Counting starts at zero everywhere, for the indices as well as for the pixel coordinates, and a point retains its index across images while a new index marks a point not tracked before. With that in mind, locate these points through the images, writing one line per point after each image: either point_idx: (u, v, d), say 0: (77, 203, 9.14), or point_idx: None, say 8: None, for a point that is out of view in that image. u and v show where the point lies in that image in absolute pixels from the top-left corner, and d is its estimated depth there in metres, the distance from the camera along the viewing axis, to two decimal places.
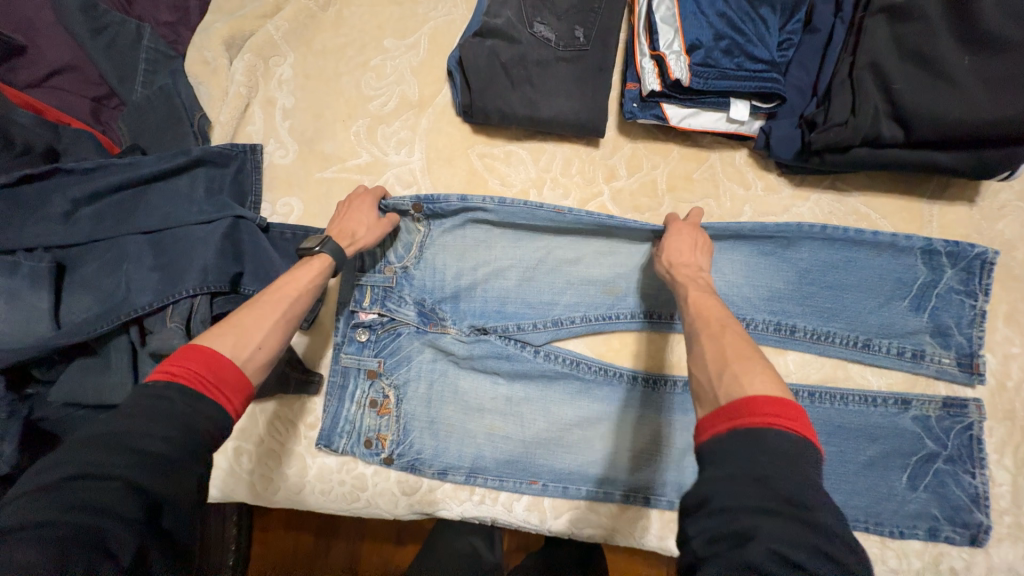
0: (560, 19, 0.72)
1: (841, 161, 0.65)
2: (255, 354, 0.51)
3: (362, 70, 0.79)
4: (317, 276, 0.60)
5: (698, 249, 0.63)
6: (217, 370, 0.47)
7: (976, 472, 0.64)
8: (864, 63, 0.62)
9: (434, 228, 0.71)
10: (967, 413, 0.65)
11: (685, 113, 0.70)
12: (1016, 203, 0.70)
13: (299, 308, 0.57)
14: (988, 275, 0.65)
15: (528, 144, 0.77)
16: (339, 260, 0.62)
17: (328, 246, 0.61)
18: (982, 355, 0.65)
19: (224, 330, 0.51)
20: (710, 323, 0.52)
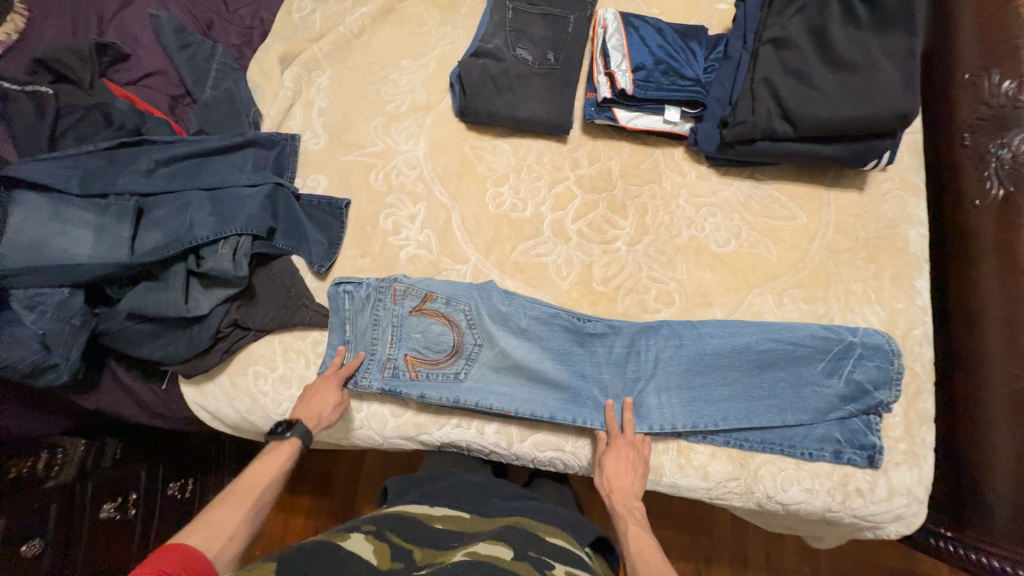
0: (536, 47, 0.94)
1: (749, 151, 0.84)
2: (226, 545, 0.62)
3: (383, 82, 1.01)
4: (285, 461, 0.73)
5: (632, 471, 0.76)
6: (193, 567, 0.56)
7: (872, 414, 0.76)
8: (760, 78, 0.82)
9: (400, 352, 0.84)
10: (886, 361, 0.75)
11: (632, 115, 0.91)
12: (896, 190, 0.87)
13: (266, 496, 0.69)
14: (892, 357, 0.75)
15: (510, 139, 0.96)
16: (307, 439, 0.75)
17: (297, 432, 0.74)
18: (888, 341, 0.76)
19: (196, 528, 0.62)
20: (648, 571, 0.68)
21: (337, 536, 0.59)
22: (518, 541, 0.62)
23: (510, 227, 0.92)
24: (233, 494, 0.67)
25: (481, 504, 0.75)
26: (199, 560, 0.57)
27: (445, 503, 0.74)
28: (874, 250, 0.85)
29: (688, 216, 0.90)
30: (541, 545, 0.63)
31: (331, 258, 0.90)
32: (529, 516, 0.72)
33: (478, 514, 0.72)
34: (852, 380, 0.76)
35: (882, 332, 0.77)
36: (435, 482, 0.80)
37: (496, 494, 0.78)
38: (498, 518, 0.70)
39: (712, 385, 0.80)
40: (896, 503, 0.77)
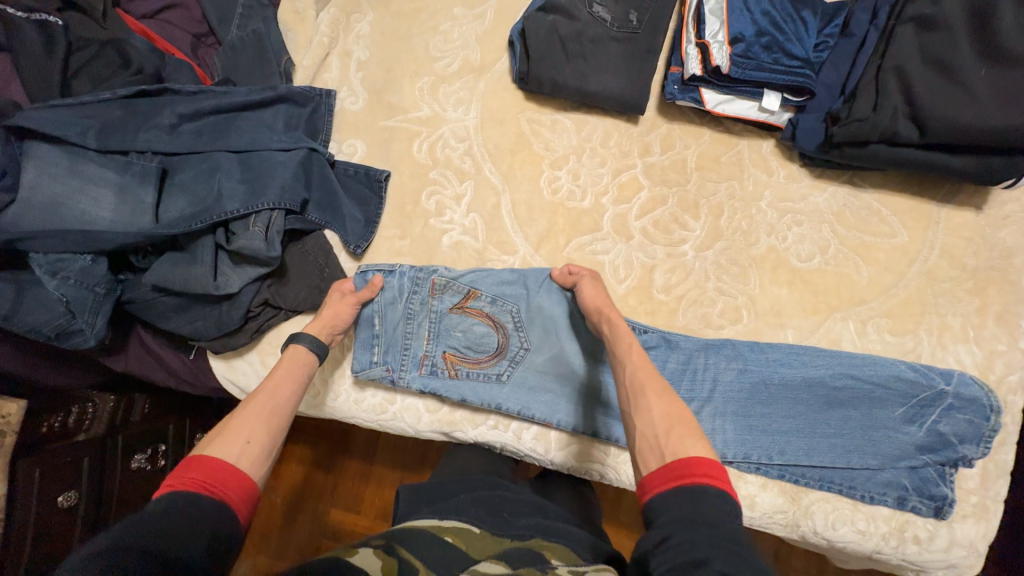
0: (617, 4, 0.79)
1: (860, 155, 0.72)
2: (246, 448, 0.54)
3: (432, 33, 0.87)
4: (298, 367, 0.67)
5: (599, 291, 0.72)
6: (218, 475, 0.50)
7: (948, 467, 0.71)
8: (890, 66, 0.69)
9: (439, 348, 0.78)
10: (982, 417, 0.68)
11: (721, 99, 0.78)
12: (1021, 214, 0.75)
13: (282, 406, 0.61)
14: (991, 416, 0.68)
15: (574, 115, 0.85)
16: (321, 353, 0.70)
17: (303, 338, 0.70)
18: (989, 395, 0.68)
19: (215, 439, 0.54)
20: (649, 375, 0.58)
21: (344, 552, 0.55)
22: (519, 559, 0.56)
23: (566, 218, 0.83)
24: (252, 405, 0.59)
25: (495, 520, 0.64)
26: (223, 468, 0.50)
27: (454, 516, 0.64)
28: (981, 281, 0.74)
29: (769, 222, 0.79)
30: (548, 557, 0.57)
31: (367, 237, 0.82)
32: (541, 538, 0.62)
33: (490, 534, 0.61)
34: (934, 429, 0.69)
35: (981, 383, 0.69)
36: (449, 498, 0.70)
37: (511, 509, 0.68)
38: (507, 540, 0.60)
39: (778, 419, 0.73)
40: (954, 553, 0.72)
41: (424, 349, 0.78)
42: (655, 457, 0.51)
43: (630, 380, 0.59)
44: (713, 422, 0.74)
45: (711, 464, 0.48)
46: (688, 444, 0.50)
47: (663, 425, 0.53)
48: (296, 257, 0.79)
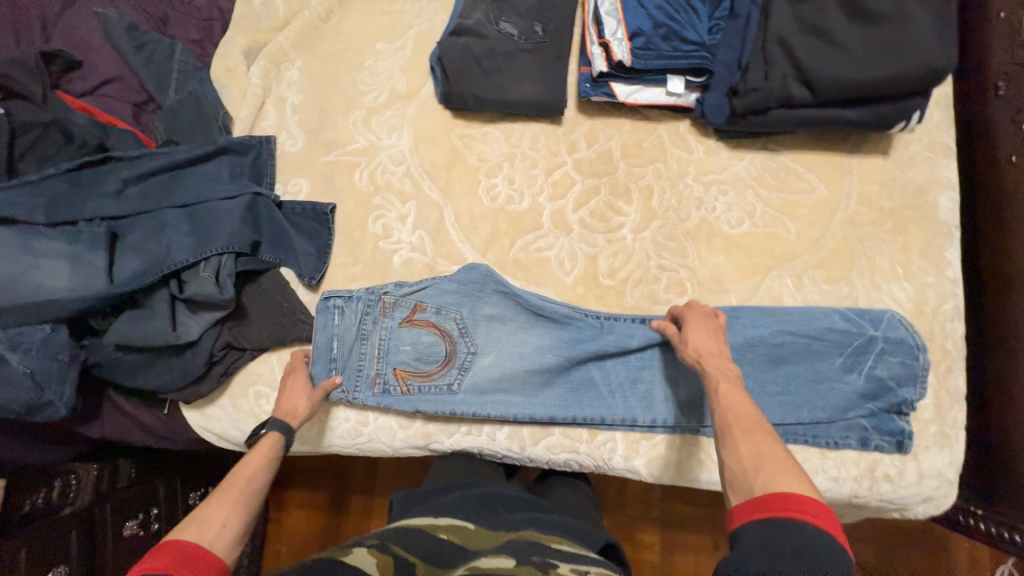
0: (521, 18, 0.85)
1: (763, 121, 0.77)
2: (219, 534, 0.55)
3: (358, 70, 0.93)
4: (271, 451, 0.68)
5: (713, 335, 0.67)
6: (188, 561, 0.50)
7: (902, 413, 0.73)
8: (774, 38, 0.74)
9: (389, 366, 0.81)
10: (915, 358, 0.73)
11: (631, 90, 0.83)
12: (924, 152, 0.81)
13: (257, 484, 0.63)
14: (917, 354, 0.73)
15: (501, 125, 0.90)
16: (288, 436, 0.71)
17: (274, 424, 0.71)
18: (917, 339, 0.73)
19: (187, 523, 0.55)
20: (740, 416, 0.57)
21: (338, 552, 0.55)
22: (520, 551, 0.59)
23: (507, 221, 0.87)
24: (230, 489, 0.60)
25: (483, 519, 0.69)
26: (195, 552, 0.51)
27: (448, 513, 0.69)
28: (901, 220, 0.79)
29: (697, 196, 0.84)
30: (550, 550, 0.61)
31: (321, 267, 0.86)
32: (535, 526, 0.67)
33: (484, 526, 0.67)
34: (873, 376, 0.73)
35: (904, 326, 0.74)
36: (441, 496, 0.75)
37: (505, 503, 0.73)
38: (503, 531, 0.66)
39: (684, 397, 0.78)
40: (925, 484, 0.74)
41: (375, 368, 0.80)
42: (744, 491, 0.51)
43: (717, 420, 0.58)
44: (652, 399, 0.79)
45: (808, 502, 0.47)
46: (780, 480, 0.49)
47: (751, 464, 0.52)
48: (252, 298, 0.82)
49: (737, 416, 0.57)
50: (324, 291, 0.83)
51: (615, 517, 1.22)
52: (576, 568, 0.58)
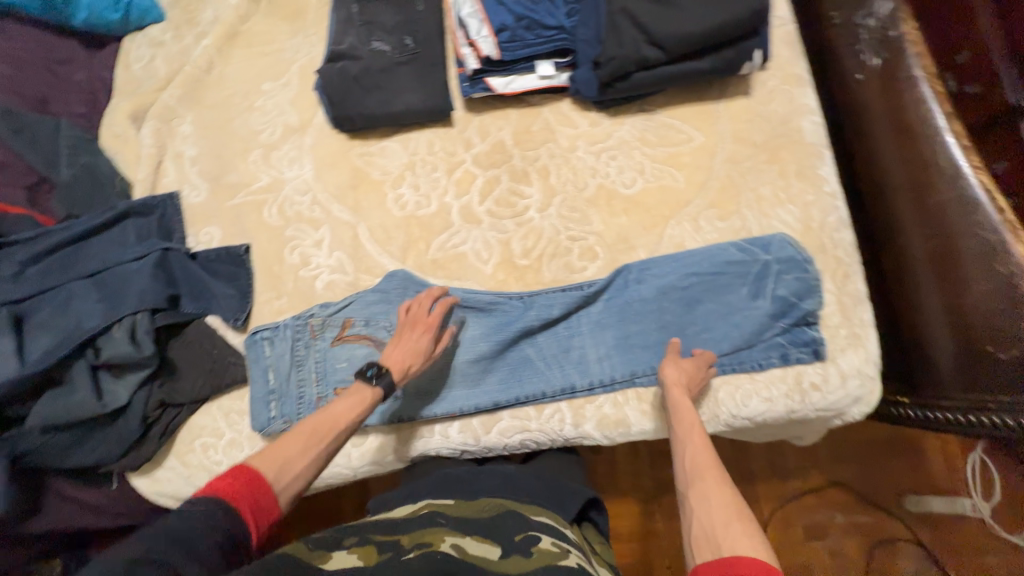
0: (391, 34, 0.89)
1: (628, 87, 0.83)
2: (289, 485, 0.56)
3: (249, 112, 0.95)
4: (361, 410, 0.66)
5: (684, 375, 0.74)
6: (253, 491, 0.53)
7: (812, 323, 0.78)
8: (617, 9, 0.80)
9: (328, 387, 0.80)
10: (806, 270, 0.79)
11: (507, 81, 0.88)
12: (781, 86, 0.88)
13: (332, 446, 0.62)
14: (808, 266, 0.79)
15: (397, 137, 0.93)
16: (388, 390, 0.70)
17: (385, 381, 0.69)
18: (804, 253, 0.79)
19: (264, 458, 0.57)
20: (704, 472, 0.59)
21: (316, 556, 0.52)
22: (505, 535, 0.62)
23: (419, 226, 0.89)
24: (299, 434, 0.60)
25: (461, 494, 0.73)
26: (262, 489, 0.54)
27: (426, 497, 0.73)
28: (773, 150, 0.85)
29: (591, 166, 0.89)
30: (530, 525, 0.65)
31: (246, 308, 0.86)
32: (513, 500, 0.71)
33: (462, 499, 0.71)
34: (777, 296, 0.79)
35: (792, 244, 0.80)
36: (414, 485, 0.78)
37: (478, 479, 0.77)
38: (482, 501, 0.70)
39: (616, 355, 0.82)
40: (851, 385, 0.78)
41: (314, 392, 0.80)
42: (711, 551, 0.51)
43: (685, 471, 0.60)
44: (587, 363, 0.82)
45: (765, 565, 0.47)
46: (743, 544, 0.50)
47: (721, 518, 0.53)
48: (178, 351, 0.81)
49: (700, 472, 0.59)
50: (252, 327, 0.84)
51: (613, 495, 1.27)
52: (557, 543, 0.62)
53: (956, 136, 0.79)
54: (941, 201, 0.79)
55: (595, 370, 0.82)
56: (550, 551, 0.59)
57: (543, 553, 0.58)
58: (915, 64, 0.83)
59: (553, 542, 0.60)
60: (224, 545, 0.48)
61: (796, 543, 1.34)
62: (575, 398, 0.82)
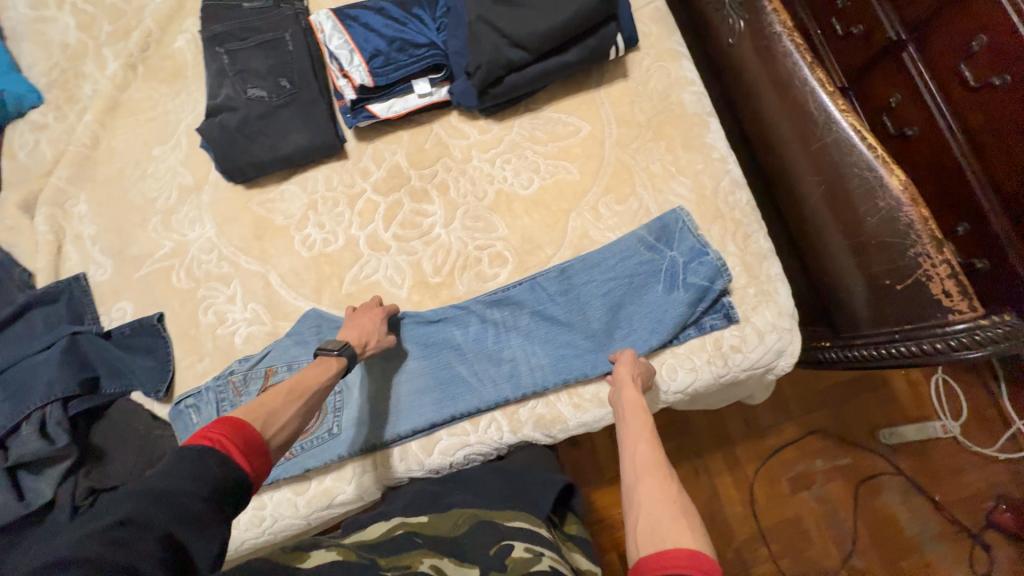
0: (266, 79, 0.88)
1: (502, 90, 0.84)
2: (278, 434, 0.62)
3: (143, 181, 0.94)
4: (331, 374, 0.72)
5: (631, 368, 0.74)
6: (240, 441, 0.56)
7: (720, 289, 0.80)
8: (475, 18, 0.81)
9: None
10: (702, 237, 0.81)
11: (388, 104, 0.89)
12: (657, 62, 0.90)
13: (314, 400, 0.69)
14: (701, 235, 0.81)
15: (295, 179, 0.93)
16: (353, 361, 0.75)
17: (346, 351, 0.74)
18: (696, 223, 0.81)
19: (257, 413, 0.61)
20: (657, 469, 0.58)
21: (292, 558, 0.55)
22: (481, 553, 0.62)
23: (330, 263, 0.89)
24: (280, 391, 0.66)
25: (432, 508, 0.73)
26: (250, 435, 0.57)
27: (397, 513, 0.72)
28: (658, 127, 0.87)
29: (487, 173, 0.89)
30: (503, 535, 0.65)
31: (169, 377, 0.85)
32: (486, 508, 0.71)
33: (434, 513, 0.71)
34: (689, 284, 0.79)
35: (693, 233, 0.81)
36: (388, 504, 0.77)
37: (451, 488, 0.77)
38: (456, 513, 0.70)
39: (540, 356, 0.81)
40: (770, 341, 0.79)
41: None
42: (652, 544, 0.51)
43: (632, 468, 0.60)
44: (514, 368, 0.82)
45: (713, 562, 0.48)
46: (684, 536, 0.50)
47: (667, 513, 0.52)
48: (99, 436, 0.80)
49: (649, 469, 0.59)
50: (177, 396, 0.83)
51: (604, 486, 1.28)
52: (530, 548, 0.63)
53: (821, 83, 0.81)
54: (824, 145, 0.80)
55: (522, 372, 0.81)
56: (521, 562, 0.59)
57: (515, 564, 0.59)
58: (775, 21, 0.86)
59: (524, 548, 0.61)
60: (213, 486, 0.50)
61: (783, 499, 1.28)
62: (509, 404, 0.81)
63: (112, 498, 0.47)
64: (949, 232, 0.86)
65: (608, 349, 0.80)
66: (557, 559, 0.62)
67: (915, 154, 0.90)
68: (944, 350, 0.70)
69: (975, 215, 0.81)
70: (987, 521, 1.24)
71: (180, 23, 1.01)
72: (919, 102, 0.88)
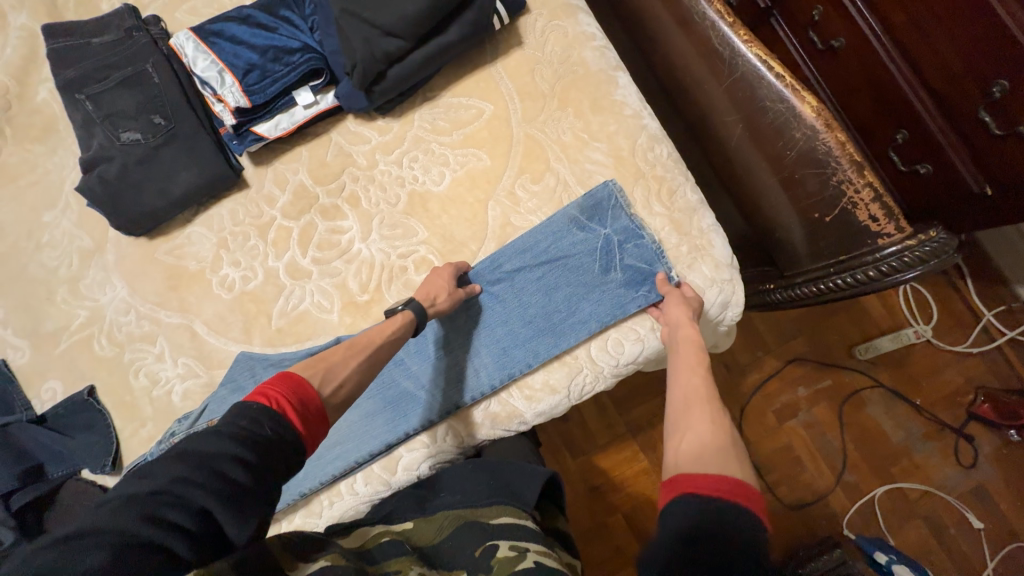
0: (137, 118, 0.81)
1: (388, 84, 0.78)
2: (336, 392, 0.61)
3: (40, 251, 0.89)
4: (399, 329, 0.70)
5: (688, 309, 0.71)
6: (295, 399, 0.55)
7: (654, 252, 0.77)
8: (342, 12, 0.75)
9: None
10: (623, 204, 0.78)
11: (273, 123, 0.83)
12: (551, 22, 0.84)
13: (378, 358, 0.68)
14: (624, 200, 0.78)
15: (199, 220, 0.87)
16: (419, 320, 0.73)
17: (413, 306, 0.72)
18: (618, 189, 0.78)
19: (316, 369, 0.61)
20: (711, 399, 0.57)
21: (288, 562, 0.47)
22: (466, 555, 0.58)
23: (254, 300, 0.85)
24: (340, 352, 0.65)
25: (430, 500, 0.67)
26: (306, 394, 0.56)
27: (385, 514, 0.66)
28: (563, 93, 0.82)
29: (396, 175, 0.84)
30: (487, 532, 0.60)
31: (112, 449, 0.82)
32: (473, 506, 0.64)
33: (422, 517, 0.64)
34: (626, 266, 0.77)
35: (626, 212, 0.77)
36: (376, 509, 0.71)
37: (443, 484, 0.70)
38: (440, 514, 0.63)
39: (485, 355, 0.80)
40: (712, 294, 0.77)
41: None
42: (698, 463, 0.50)
43: (680, 398, 0.59)
44: (463, 372, 0.80)
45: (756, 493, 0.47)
46: (737, 467, 0.49)
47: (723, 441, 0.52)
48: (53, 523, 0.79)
49: (702, 400, 0.57)
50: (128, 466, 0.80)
51: (597, 453, 1.25)
52: (514, 546, 0.57)
53: (720, 15, 0.76)
54: (734, 82, 0.75)
55: (472, 374, 0.80)
56: (506, 562, 0.55)
57: (499, 567, 0.54)
58: None
59: (509, 546, 0.56)
60: (258, 452, 0.48)
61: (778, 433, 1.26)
62: (463, 407, 0.79)
63: (158, 458, 0.46)
64: (892, 142, 0.79)
65: (549, 336, 0.78)
66: (544, 551, 0.57)
67: (845, 66, 0.82)
68: (877, 277, 0.68)
69: (913, 120, 0.74)
70: (968, 415, 1.23)
71: (39, 73, 0.93)
72: (841, 10, 0.79)
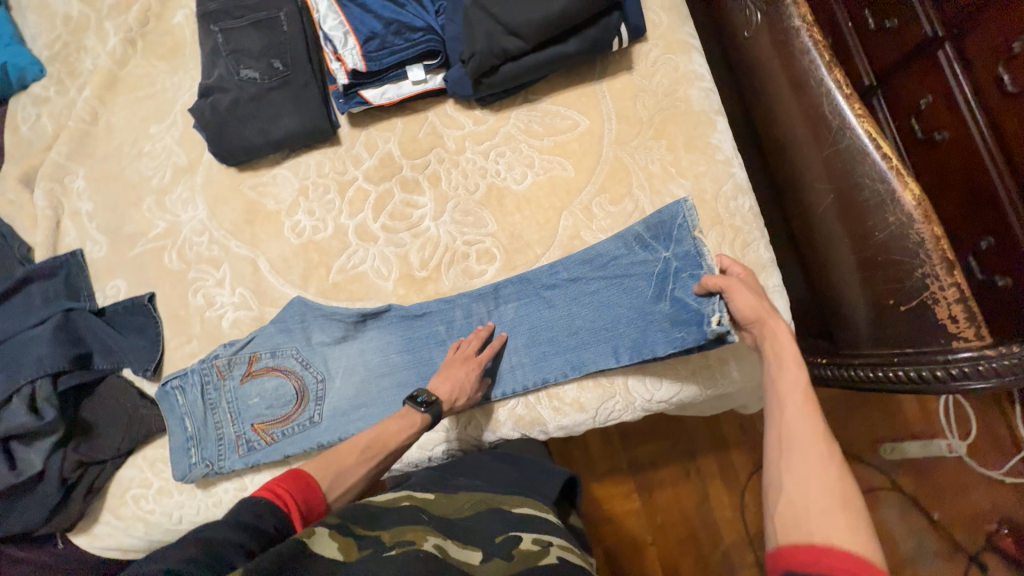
0: (259, 60, 0.86)
1: (497, 79, 0.81)
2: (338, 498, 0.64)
3: (139, 158, 0.95)
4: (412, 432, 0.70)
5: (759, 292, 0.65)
6: (296, 498, 0.59)
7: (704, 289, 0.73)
8: (472, 4, 0.78)
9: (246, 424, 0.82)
10: (689, 232, 0.75)
11: (380, 90, 0.87)
12: (664, 54, 0.85)
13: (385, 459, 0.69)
14: (690, 228, 0.75)
15: (288, 163, 0.91)
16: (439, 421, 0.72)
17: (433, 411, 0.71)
18: (687, 214, 0.74)
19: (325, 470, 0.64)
20: (816, 441, 0.49)
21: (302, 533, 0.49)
22: (486, 537, 0.56)
23: (318, 250, 0.88)
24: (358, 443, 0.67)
25: (452, 475, 0.69)
26: (308, 492, 0.60)
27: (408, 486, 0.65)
28: (660, 125, 0.83)
29: (480, 166, 0.87)
30: (509, 522, 0.59)
31: (157, 358, 0.86)
32: (494, 495, 0.64)
33: (444, 494, 0.63)
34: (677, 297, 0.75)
35: (690, 239, 0.74)
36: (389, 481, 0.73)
37: (465, 470, 0.71)
38: (463, 495, 0.63)
39: (525, 356, 0.80)
40: None
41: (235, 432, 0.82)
42: (799, 534, 0.44)
43: (775, 435, 0.52)
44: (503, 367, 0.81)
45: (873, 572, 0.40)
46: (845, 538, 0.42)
47: (824, 504, 0.44)
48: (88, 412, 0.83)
49: (808, 440, 0.49)
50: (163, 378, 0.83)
51: (595, 479, 1.23)
52: (538, 539, 0.57)
53: (838, 85, 0.75)
54: (837, 150, 0.75)
55: (508, 371, 0.80)
56: (529, 554, 0.53)
57: (522, 558, 0.53)
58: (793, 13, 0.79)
59: (533, 540, 0.55)
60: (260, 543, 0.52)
61: None
62: (487, 400, 0.80)
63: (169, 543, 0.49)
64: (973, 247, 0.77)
65: (590, 353, 0.78)
66: (567, 547, 0.57)
67: (941, 160, 0.81)
68: (942, 377, 0.67)
69: (1003, 229, 0.73)
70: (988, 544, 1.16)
71: None
72: (950, 105, 0.78)
